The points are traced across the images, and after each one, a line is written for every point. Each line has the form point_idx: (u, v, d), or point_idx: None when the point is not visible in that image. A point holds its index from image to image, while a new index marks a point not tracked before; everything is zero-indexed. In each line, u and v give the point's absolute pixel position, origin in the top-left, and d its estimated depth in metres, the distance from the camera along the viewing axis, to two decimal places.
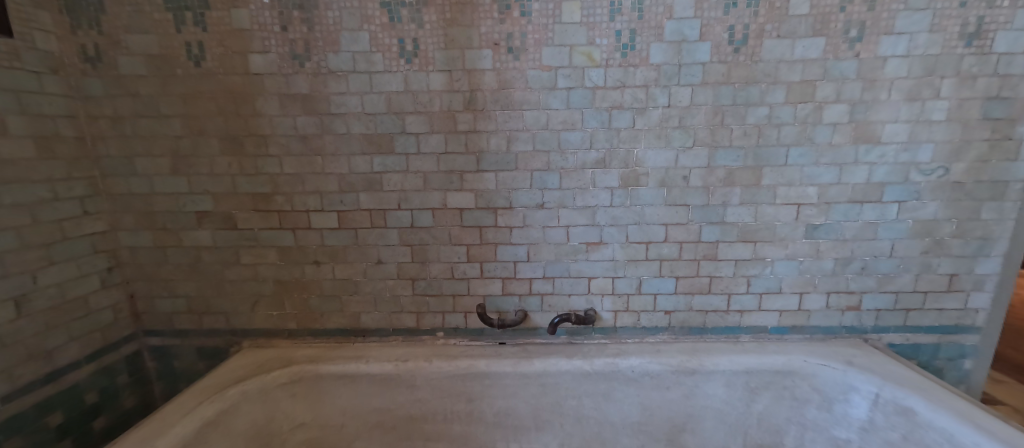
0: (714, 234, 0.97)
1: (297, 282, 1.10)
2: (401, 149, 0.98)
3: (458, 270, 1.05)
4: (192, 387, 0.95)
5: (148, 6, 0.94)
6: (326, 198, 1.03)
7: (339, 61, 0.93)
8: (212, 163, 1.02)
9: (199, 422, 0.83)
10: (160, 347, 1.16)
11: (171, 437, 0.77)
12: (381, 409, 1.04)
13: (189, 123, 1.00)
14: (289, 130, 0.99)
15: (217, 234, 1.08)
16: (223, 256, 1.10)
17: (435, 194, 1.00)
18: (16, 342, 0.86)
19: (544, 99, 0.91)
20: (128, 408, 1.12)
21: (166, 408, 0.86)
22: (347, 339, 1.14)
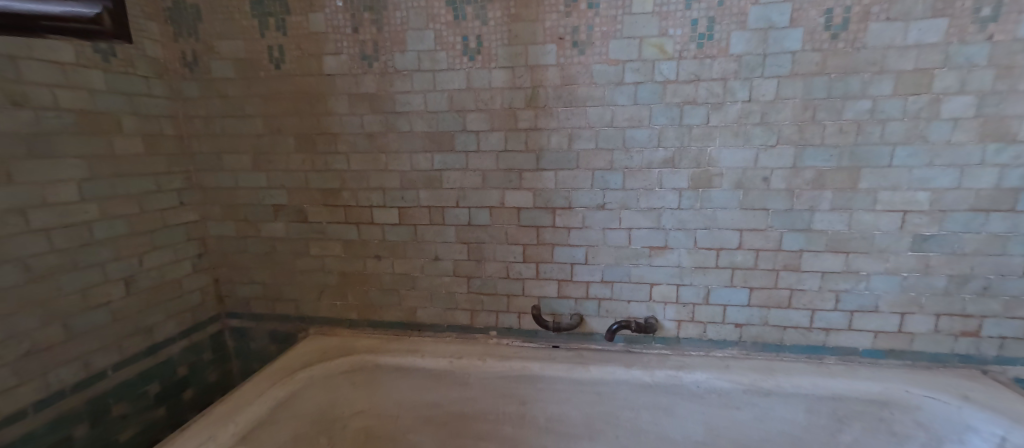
0: (798, 243, 0.87)
1: (359, 274, 1.15)
2: (461, 146, 0.98)
3: (514, 270, 1.04)
4: (266, 369, 1.02)
5: (238, 13, 1.02)
6: (389, 194, 1.06)
7: (406, 61, 0.95)
8: (288, 159, 1.09)
9: (272, 402, 0.89)
10: (239, 328, 1.27)
11: (249, 415, 0.83)
12: (435, 403, 1.05)
13: (269, 122, 1.08)
14: (357, 128, 1.03)
15: (290, 226, 1.15)
16: (295, 247, 1.17)
17: (493, 192, 0.99)
18: (126, 318, 0.97)
19: (610, 95, 0.87)
20: (212, 382, 1.23)
21: (246, 385, 0.93)
22: (404, 333, 1.17)
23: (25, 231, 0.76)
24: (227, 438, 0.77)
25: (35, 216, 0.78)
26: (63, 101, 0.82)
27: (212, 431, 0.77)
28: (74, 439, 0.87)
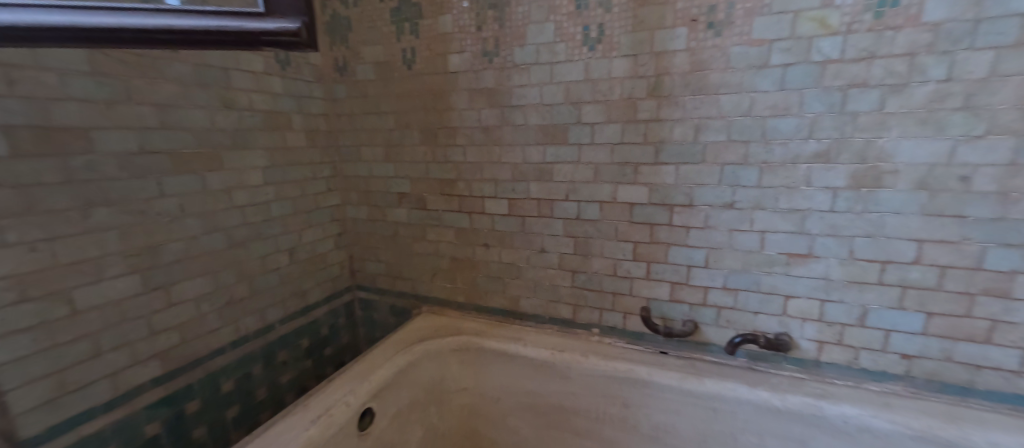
0: (1010, 262, 0.67)
1: (468, 260, 1.23)
2: (575, 139, 0.97)
3: (622, 268, 1.01)
4: (388, 338, 1.15)
5: (381, 21, 1.14)
6: (500, 185, 1.10)
7: (524, 54, 0.97)
8: (412, 152, 1.21)
9: (395, 369, 1.00)
10: (366, 300, 1.44)
11: (378, 377, 0.95)
12: (534, 392, 1.08)
13: (400, 118, 1.20)
14: (474, 122, 1.09)
15: (411, 212, 1.27)
16: (415, 231, 1.29)
17: (604, 186, 0.97)
18: (288, 283, 1.21)
19: (751, 80, 0.78)
20: (346, 344, 1.45)
21: (376, 350, 1.07)
22: (507, 320, 1.22)
23: (229, 207, 1.01)
24: (361, 396, 0.90)
25: (236, 195, 1.03)
26: (255, 103, 1.06)
27: (351, 387, 0.91)
28: (254, 375, 1.14)
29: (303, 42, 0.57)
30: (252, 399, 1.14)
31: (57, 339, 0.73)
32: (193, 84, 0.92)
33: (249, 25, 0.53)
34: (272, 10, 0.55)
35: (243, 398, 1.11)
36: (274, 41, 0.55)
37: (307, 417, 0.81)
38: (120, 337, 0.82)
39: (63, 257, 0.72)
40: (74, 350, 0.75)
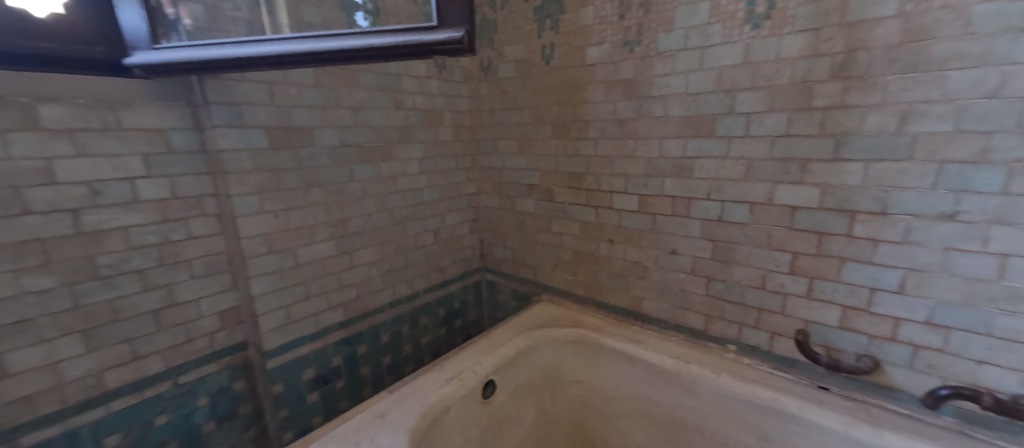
0: None
1: (591, 255, 1.36)
2: (724, 131, 0.99)
3: (773, 281, 1.00)
4: (514, 320, 1.38)
5: (523, 21, 1.32)
6: (631, 180, 1.20)
7: (670, 41, 1.03)
8: (545, 144, 1.38)
9: (516, 349, 1.23)
10: (491, 281, 1.68)
11: (501, 353, 1.20)
12: (646, 395, 1.17)
13: (535, 112, 1.37)
14: (609, 115, 1.20)
15: (539, 203, 1.45)
16: (541, 221, 1.46)
17: (759, 185, 0.97)
18: (431, 257, 1.52)
19: (1005, 47, 0.65)
20: (473, 319, 1.72)
21: (500, 330, 1.32)
22: (630, 320, 1.32)
23: (393, 190, 1.36)
24: (486, 366, 1.15)
25: (399, 181, 1.37)
26: (417, 103, 1.37)
27: (478, 357, 1.17)
28: (403, 333, 1.47)
29: (464, 47, 0.71)
30: (400, 354, 1.48)
31: (289, 282, 1.14)
32: (378, 90, 1.26)
33: (426, 38, 0.70)
34: (444, 24, 0.71)
35: (393, 351, 1.45)
36: (443, 50, 0.72)
37: (444, 374, 1.09)
38: (323, 286, 1.22)
39: (296, 224, 1.13)
40: (296, 293, 1.16)
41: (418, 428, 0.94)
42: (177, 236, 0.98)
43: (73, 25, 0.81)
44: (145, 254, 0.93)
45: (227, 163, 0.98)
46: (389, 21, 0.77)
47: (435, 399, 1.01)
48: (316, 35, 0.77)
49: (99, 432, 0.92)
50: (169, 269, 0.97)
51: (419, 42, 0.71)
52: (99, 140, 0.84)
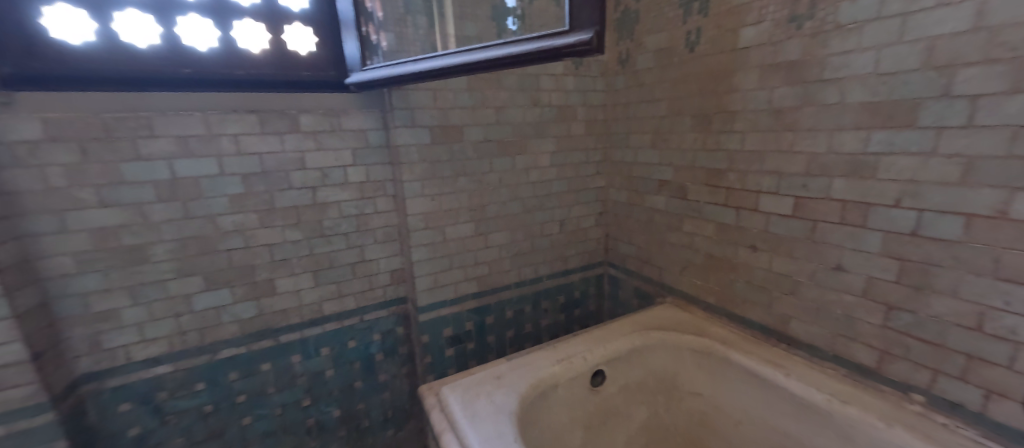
0: None
1: (727, 260, 1.25)
2: (930, 121, 0.77)
3: (994, 322, 0.74)
4: (632, 318, 1.38)
5: (668, 8, 1.26)
6: (785, 180, 1.04)
7: (857, 10, 0.84)
8: (682, 137, 1.31)
9: (630, 346, 1.23)
10: (613, 276, 1.75)
11: (614, 346, 1.21)
12: (780, 427, 1.03)
13: (674, 104, 1.32)
14: (763, 104, 1.06)
15: (670, 200, 1.40)
16: (671, 219, 1.41)
17: (984, 192, 0.72)
18: (556, 245, 1.64)
19: None
20: (591, 310, 1.81)
21: (614, 324, 1.34)
22: (770, 340, 1.16)
23: (526, 181, 1.50)
24: (598, 355, 1.18)
25: (531, 173, 1.50)
26: (553, 99, 1.48)
27: (589, 345, 1.21)
28: (525, 312, 1.64)
29: (591, 47, 0.69)
30: (521, 330, 1.65)
31: (439, 253, 1.39)
32: (519, 90, 1.40)
33: (556, 43, 0.72)
34: (576, 27, 0.71)
35: (516, 326, 1.63)
36: (573, 52, 0.72)
37: (555, 355, 1.17)
38: (464, 260, 1.45)
39: (447, 206, 1.37)
40: (443, 263, 1.41)
41: (528, 396, 1.03)
42: (368, 211, 1.36)
43: (320, 59, 1.23)
44: (349, 221, 1.34)
45: (403, 155, 1.27)
46: (533, 26, 0.81)
47: (545, 374, 1.09)
48: (473, 49, 0.91)
49: (320, 343, 1.38)
50: (362, 234, 1.37)
51: (549, 47, 0.74)
52: (331, 139, 1.25)
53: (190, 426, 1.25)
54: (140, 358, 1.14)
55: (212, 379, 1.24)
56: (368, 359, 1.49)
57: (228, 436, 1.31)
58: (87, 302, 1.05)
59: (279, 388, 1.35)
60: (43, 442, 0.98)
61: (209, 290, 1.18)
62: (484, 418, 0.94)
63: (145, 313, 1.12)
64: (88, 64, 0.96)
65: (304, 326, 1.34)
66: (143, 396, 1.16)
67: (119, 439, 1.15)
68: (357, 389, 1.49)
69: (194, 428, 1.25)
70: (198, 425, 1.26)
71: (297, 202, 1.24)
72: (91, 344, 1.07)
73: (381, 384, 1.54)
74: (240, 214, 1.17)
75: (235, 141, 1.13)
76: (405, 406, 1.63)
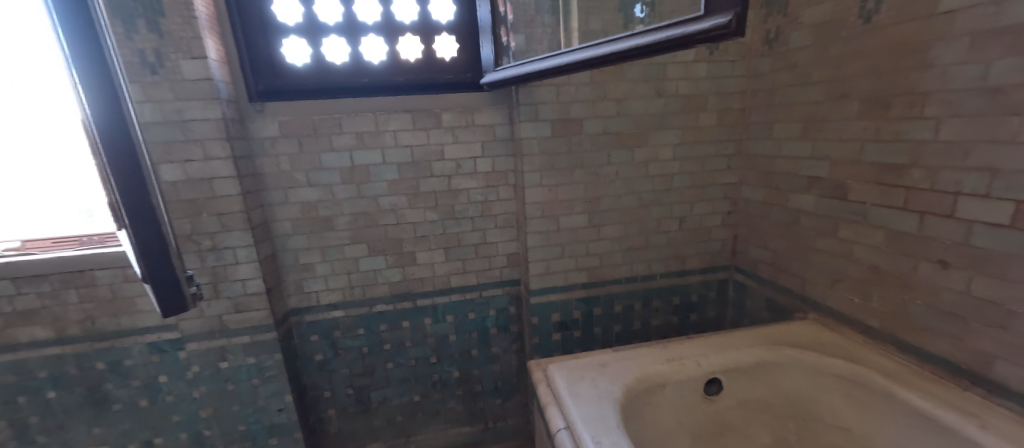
0: None
1: (898, 277, 1.02)
2: None
3: None
4: (761, 330, 1.24)
5: None
6: (998, 179, 0.79)
7: None
8: (845, 126, 1.11)
9: (755, 359, 1.12)
10: (741, 283, 1.59)
11: (734, 356, 1.12)
12: None
13: (836, 87, 1.12)
14: (971, 80, 0.82)
15: (822, 200, 1.21)
16: (823, 223, 1.21)
17: None
18: (675, 244, 1.56)
19: None
20: (710, 317, 1.68)
21: (738, 334, 1.22)
22: (960, 384, 0.91)
23: (644, 175, 1.46)
24: (714, 362, 1.10)
25: (651, 166, 1.45)
26: (681, 88, 1.40)
27: (705, 350, 1.13)
28: (635, 309, 1.60)
29: (730, 30, 0.61)
30: (630, 327, 1.62)
31: (552, 241, 1.47)
32: (643, 80, 1.37)
33: (689, 30, 0.68)
34: (713, 10, 0.65)
35: (624, 322, 1.61)
36: (708, 37, 0.67)
37: (665, 353, 1.12)
38: (575, 250, 1.49)
39: (562, 197, 1.43)
40: (555, 251, 1.48)
41: (633, 387, 1.00)
42: (492, 198, 1.51)
43: (459, 63, 1.42)
44: (475, 207, 1.51)
45: (525, 148, 1.37)
46: (664, 14, 0.79)
47: (652, 370, 1.05)
48: (605, 41, 0.92)
49: (447, 311, 1.61)
50: (485, 219, 1.53)
51: (681, 35, 0.71)
52: (465, 133, 1.43)
53: (352, 360, 1.59)
54: (324, 302, 1.50)
55: (369, 326, 1.56)
56: (484, 332, 1.66)
57: (377, 374, 1.63)
58: (296, 256, 1.43)
59: (414, 343, 1.62)
60: (269, 351, 1.39)
61: (370, 256, 1.48)
62: (587, 398, 0.94)
63: (330, 268, 1.47)
64: (308, 80, 1.33)
65: (435, 294, 1.57)
66: (325, 332, 1.54)
67: (310, 360, 1.55)
68: (473, 356, 1.68)
69: (355, 362, 1.60)
70: (359, 361, 1.60)
71: (436, 188, 1.46)
72: (297, 287, 1.46)
73: (493, 356, 1.70)
74: (394, 196, 1.44)
75: (394, 136, 1.39)
76: (513, 380, 1.76)
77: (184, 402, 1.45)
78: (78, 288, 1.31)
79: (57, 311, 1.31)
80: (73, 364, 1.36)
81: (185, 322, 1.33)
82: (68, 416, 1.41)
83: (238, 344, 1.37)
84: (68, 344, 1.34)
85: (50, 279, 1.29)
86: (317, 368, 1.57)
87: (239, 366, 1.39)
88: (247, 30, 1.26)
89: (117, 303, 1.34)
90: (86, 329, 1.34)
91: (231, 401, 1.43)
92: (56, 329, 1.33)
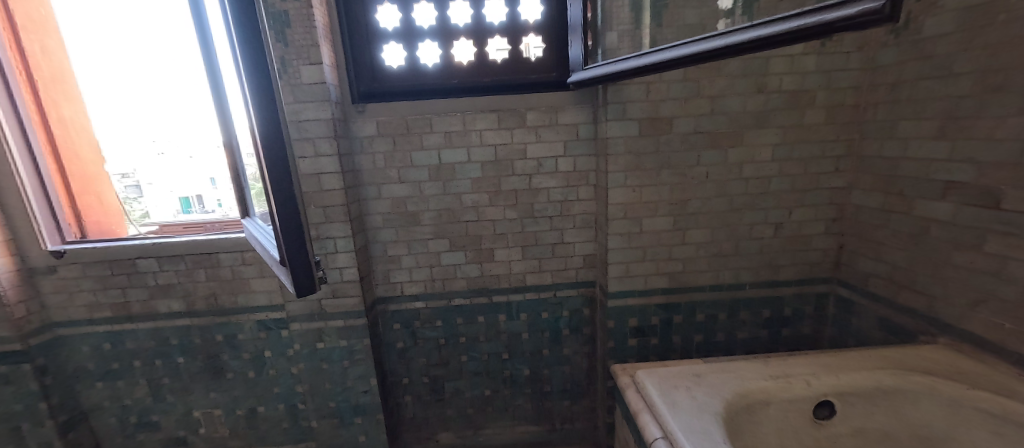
0: None
1: None
2: None
3: None
4: (881, 352, 1.18)
5: None
6: None
7: None
8: (999, 124, 0.99)
9: (874, 383, 1.07)
10: (846, 298, 1.44)
11: (848, 379, 1.09)
12: None
13: (988, 79, 1.01)
14: None
15: (962, 208, 1.09)
16: (962, 234, 1.10)
17: None
18: (769, 252, 1.44)
19: None
20: (805, 333, 1.53)
21: (853, 355, 1.18)
22: None
23: (737, 177, 1.37)
24: (825, 383, 1.08)
25: (745, 168, 1.36)
26: (785, 84, 1.29)
27: (815, 371, 1.11)
28: (719, 319, 1.51)
29: (877, 16, 0.56)
30: (713, 338, 1.53)
31: (633, 244, 1.42)
32: (742, 76, 1.28)
33: (828, 17, 0.65)
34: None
35: (707, 332, 1.52)
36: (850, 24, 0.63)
37: (768, 370, 1.13)
38: (657, 253, 1.44)
39: (647, 198, 1.38)
40: (636, 253, 1.43)
41: (732, 402, 1.02)
42: (571, 198, 1.50)
43: (545, 62, 1.42)
44: (554, 206, 1.51)
45: (611, 147, 1.34)
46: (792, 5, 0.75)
47: (754, 386, 1.07)
48: (717, 36, 0.91)
49: (521, 309, 1.61)
50: (563, 218, 1.52)
51: (819, 21, 0.67)
52: (548, 132, 1.44)
53: (428, 351, 1.65)
54: (407, 292, 1.57)
55: (446, 319, 1.61)
56: (556, 332, 1.64)
57: (451, 366, 1.67)
58: (384, 247, 1.52)
59: (487, 338, 1.64)
60: (359, 335, 1.49)
61: (451, 250, 1.53)
62: (685, 407, 1.00)
63: (414, 260, 1.54)
64: (405, 82, 1.41)
65: (510, 291, 1.59)
66: (406, 321, 1.61)
67: (391, 347, 1.64)
68: (544, 356, 1.67)
69: (431, 353, 1.65)
70: (435, 352, 1.65)
71: (517, 186, 1.48)
72: (383, 277, 1.55)
73: (564, 357, 1.68)
74: (477, 194, 1.48)
75: (479, 135, 1.43)
76: (582, 383, 1.72)
77: (284, 376, 1.60)
78: (206, 269, 1.50)
79: (188, 287, 1.51)
80: (198, 335, 1.56)
81: (292, 304, 1.48)
82: (191, 381, 1.61)
83: (333, 327, 1.49)
84: (195, 317, 1.54)
85: (185, 259, 1.49)
86: (396, 355, 1.65)
87: (333, 348, 1.51)
88: (353, 37, 1.37)
89: (235, 283, 1.51)
90: (209, 305, 1.53)
91: (324, 379, 1.55)
92: (187, 303, 1.52)
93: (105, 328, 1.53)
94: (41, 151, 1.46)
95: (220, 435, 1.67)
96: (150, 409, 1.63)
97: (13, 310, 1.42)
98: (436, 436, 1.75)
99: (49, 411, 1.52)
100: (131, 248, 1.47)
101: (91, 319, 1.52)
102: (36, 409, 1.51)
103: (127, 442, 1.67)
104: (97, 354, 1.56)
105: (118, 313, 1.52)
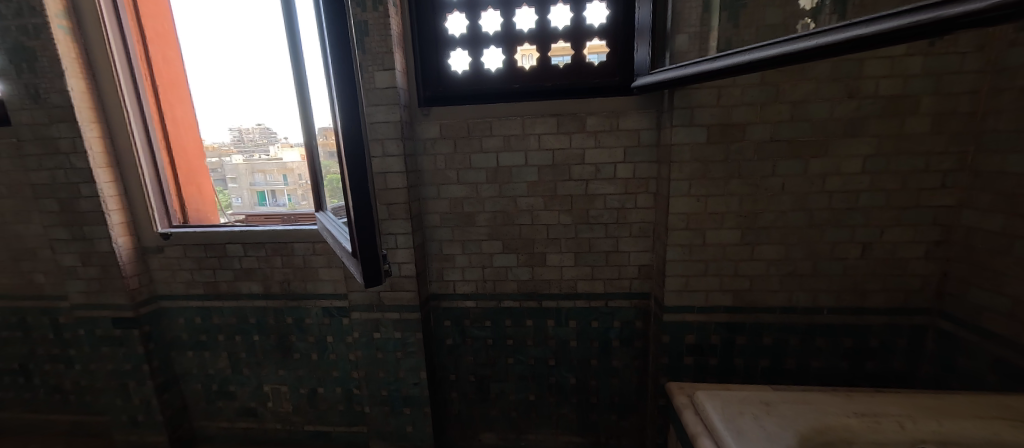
0: None
1: None
2: None
3: None
4: (999, 398, 1.02)
5: None
6: None
7: None
8: None
9: (990, 435, 0.93)
10: (950, 334, 1.25)
11: (955, 426, 0.95)
12: None
13: None
14: None
15: None
16: None
17: None
18: (854, 274, 1.30)
19: None
20: (895, 369, 1.35)
21: (961, 399, 1.03)
22: None
23: (820, 190, 1.24)
24: (927, 428, 0.95)
25: (829, 180, 1.23)
26: (882, 89, 1.17)
27: (913, 413, 0.99)
28: (790, 344, 1.38)
29: None
30: (782, 364, 1.40)
31: (695, 256, 1.34)
32: (830, 79, 1.17)
33: (948, 12, 0.60)
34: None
35: (775, 357, 1.40)
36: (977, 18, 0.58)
37: (853, 406, 1.01)
38: (721, 268, 1.35)
39: (712, 209, 1.30)
40: (697, 267, 1.35)
41: (808, 437, 0.94)
42: (629, 205, 1.45)
43: (608, 66, 1.39)
44: (611, 213, 1.47)
45: (676, 154, 1.28)
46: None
47: (835, 422, 0.97)
48: (793, 37, 0.87)
49: (571, 316, 1.58)
50: (620, 226, 1.48)
51: (935, 17, 0.62)
52: (608, 138, 1.41)
53: (477, 351, 1.67)
54: (460, 291, 1.61)
55: (495, 320, 1.62)
56: (607, 342, 1.59)
57: (498, 367, 1.67)
58: (440, 246, 1.57)
59: (535, 343, 1.63)
60: (413, 329, 1.55)
61: (503, 253, 1.55)
62: (754, 438, 0.93)
63: (468, 260, 1.57)
64: (468, 87, 1.45)
65: (560, 297, 1.57)
66: (457, 319, 1.64)
67: (442, 343, 1.68)
68: (593, 366, 1.63)
69: (480, 352, 1.67)
70: (483, 351, 1.66)
71: (573, 191, 1.46)
72: (438, 274, 1.60)
73: (613, 369, 1.62)
74: (532, 197, 1.48)
75: (538, 139, 1.43)
76: (631, 399, 1.65)
77: (344, 361, 1.71)
78: (282, 256, 1.64)
79: (267, 272, 1.66)
80: (272, 316, 1.71)
81: (354, 294, 1.57)
82: (264, 357, 1.76)
83: (390, 319, 1.56)
84: (271, 299, 1.69)
85: (265, 246, 1.63)
86: (445, 352, 1.69)
87: (388, 339, 1.58)
88: (422, 44, 1.44)
89: (305, 271, 1.64)
90: (284, 289, 1.67)
91: (378, 368, 1.62)
92: (265, 287, 1.68)
93: (197, 304, 1.73)
94: (157, 145, 1.68)
95: (284, 410, 1.81)
96: (229, 380, 1.81)
97: (129, 281, 1.64)
98: (479, 436, 1.76)
99: (150, 372, 1.74)
100: (223, 234, 1.65)
101: (188, 295, 1.73)
102: (141, 370, 1.73)
103: (208, 407, 1.86)
104: (189, 326, 1.76)
105: (209, 291, 1.71)
